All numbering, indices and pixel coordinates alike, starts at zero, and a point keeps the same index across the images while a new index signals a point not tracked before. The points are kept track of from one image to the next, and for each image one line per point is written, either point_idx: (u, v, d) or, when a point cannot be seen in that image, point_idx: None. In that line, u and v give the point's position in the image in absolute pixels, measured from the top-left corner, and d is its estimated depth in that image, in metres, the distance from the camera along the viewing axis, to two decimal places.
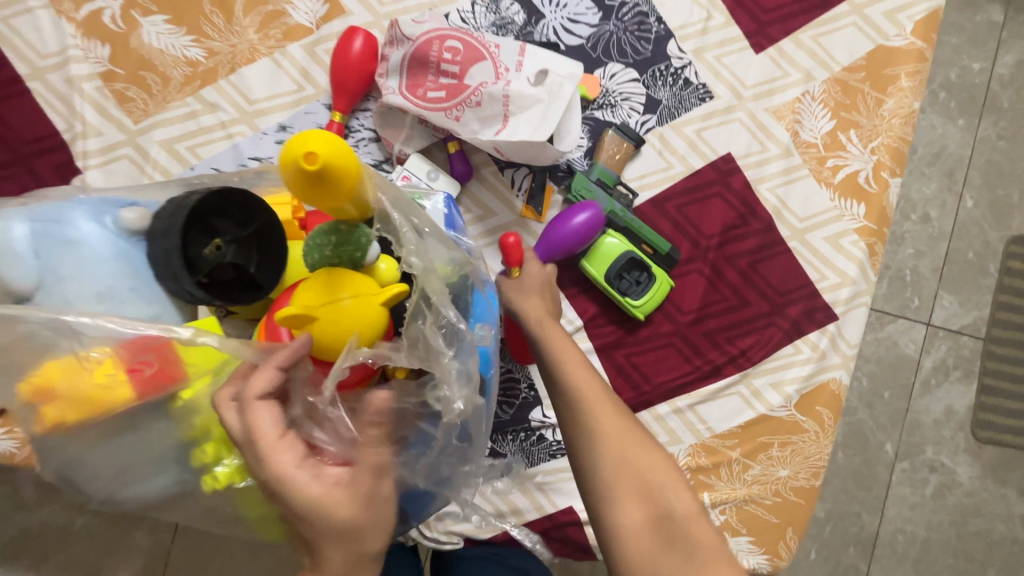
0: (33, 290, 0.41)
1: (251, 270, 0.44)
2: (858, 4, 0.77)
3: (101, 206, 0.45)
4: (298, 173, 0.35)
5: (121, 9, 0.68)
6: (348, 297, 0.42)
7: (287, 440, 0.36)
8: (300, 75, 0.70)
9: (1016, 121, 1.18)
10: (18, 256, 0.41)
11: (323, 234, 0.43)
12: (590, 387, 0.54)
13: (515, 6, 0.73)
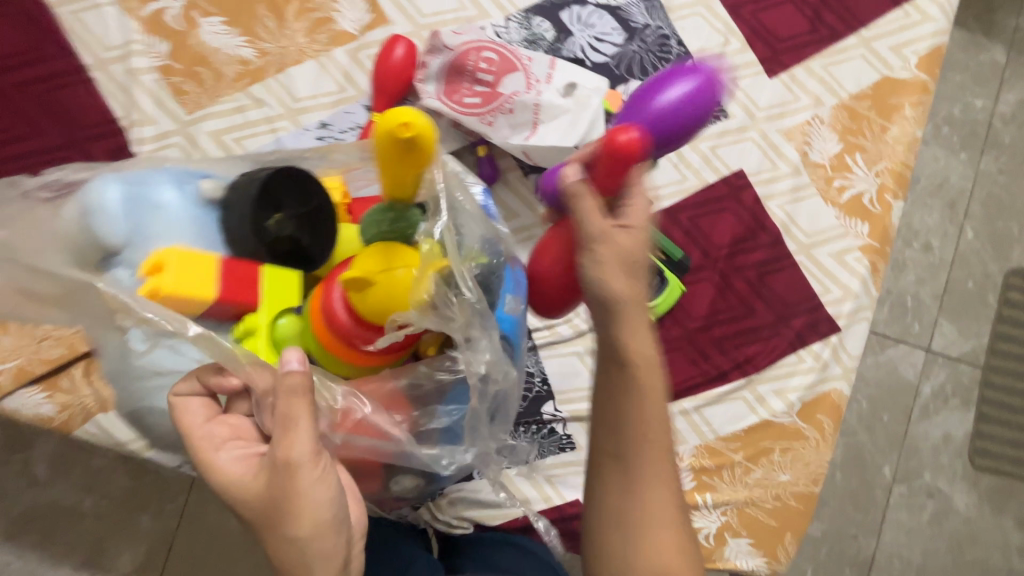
0: (123, 247, 0.46)
1: (305, 244, 0.49)
2: (866, 38, 0.82)
3: (182, 174, 0.49)
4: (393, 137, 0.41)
5: (182, 9, 0.73)
6: (402, 270, 0.45)
7: (215, 441, 0.45)
8: (342, 77, 0.75)
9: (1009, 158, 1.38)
10: (110, 216, 0.45)
11: (380, 212, 0.48)
12: (657, 480, 0.45)
13: (545, 24, 0.78)
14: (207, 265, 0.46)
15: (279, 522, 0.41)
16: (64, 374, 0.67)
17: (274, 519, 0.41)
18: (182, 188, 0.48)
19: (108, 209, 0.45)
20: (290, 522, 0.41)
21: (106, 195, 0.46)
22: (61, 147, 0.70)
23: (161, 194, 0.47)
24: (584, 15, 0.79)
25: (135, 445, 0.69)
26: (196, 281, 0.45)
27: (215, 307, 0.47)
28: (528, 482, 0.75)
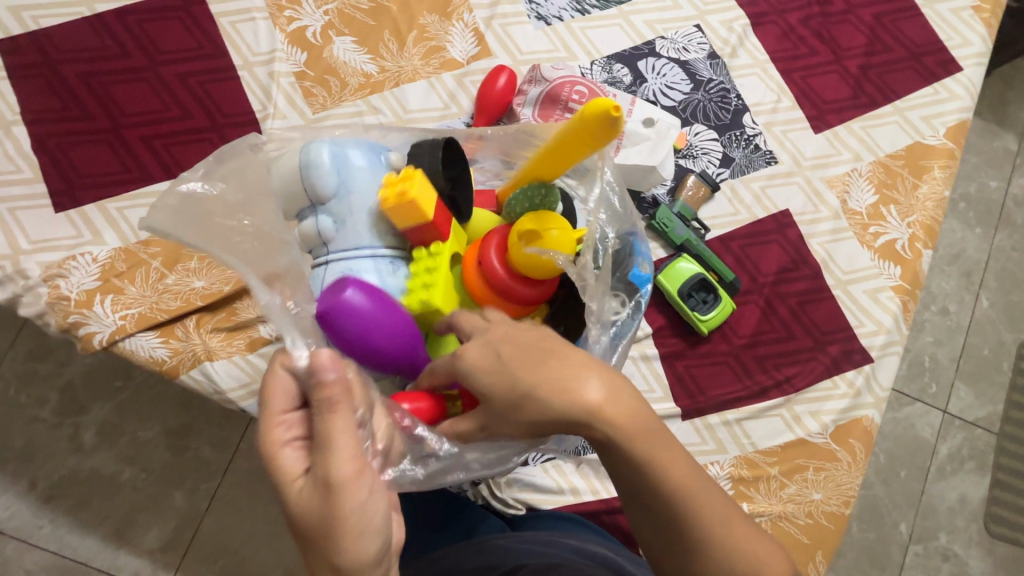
0: (333, 198, 0.56)
1: (461, 201, 0.60)
2: (900, 107, 0.94)
3: (371, 145, 0.61)
4: (594, 120, 0.53)
5: (321, 28, 0.86)
6: (555, 230, 0.57)
7: (270, 438, 0.45)
8: (448, 97, 0.87)
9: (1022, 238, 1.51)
10: (324, 171, 0.56)
11: (535, 188, 0.60)
12: (680, 477, 0.49)
13: (624, 70, 0.91)
14: (433, 194, 0.56)
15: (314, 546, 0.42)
16: (179, 323, 0.74)
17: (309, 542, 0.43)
18: (374, 155, 0.60)
19: (323, 165, 0.56)
20: (314, 551, 0.42)
21: (320, 154, 0.56)
22: (203, 130, 0.81)
23: (358, 156, 0.58)
24: (658, 66, 0.92)
25: (231, 394, 0.74)
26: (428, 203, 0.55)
27: (416, 229, 0.56)
28: (578, 474, 0.80)
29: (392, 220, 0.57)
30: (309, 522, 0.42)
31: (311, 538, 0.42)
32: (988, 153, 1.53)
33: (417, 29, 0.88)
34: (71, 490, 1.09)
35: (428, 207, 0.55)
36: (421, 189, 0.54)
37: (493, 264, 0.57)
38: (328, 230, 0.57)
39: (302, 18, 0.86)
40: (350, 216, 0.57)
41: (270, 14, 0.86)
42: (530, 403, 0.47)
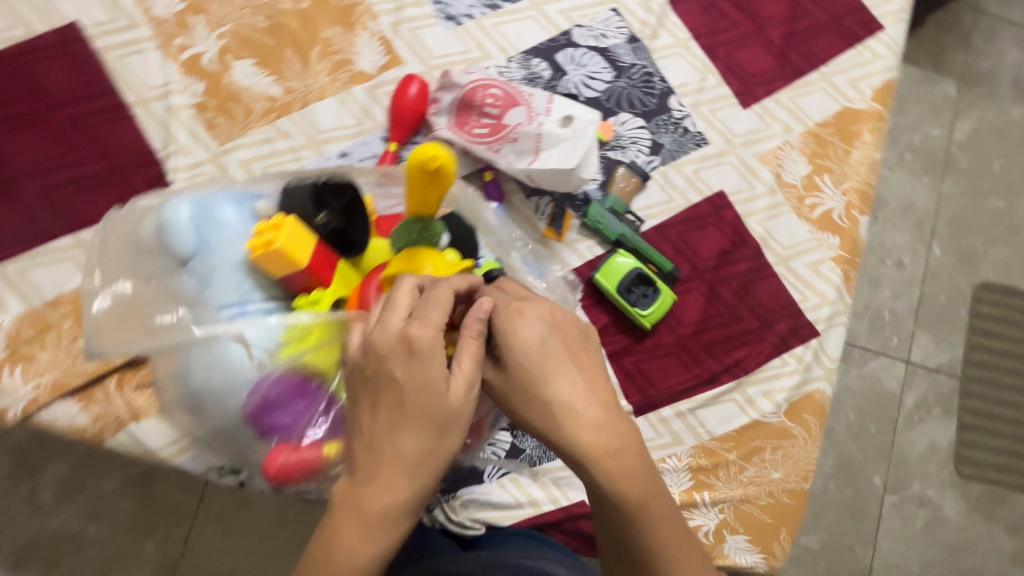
0: (192, 256, 0.54)
1: (352, 233, 0.56)
2: (826, 73, 0.92)
3: (243, 195, 0.58)
4: (423, 171, 0.54)
5: (217, 53, 0.81)
6: (430, 267, 0.54)
7: (433, 327, 0.47)
8: (361, 112, 0.83)
9: (969, 182, 1.52)
10: (181, 231, 0.54)
11: (411, 223, 0.57)
12: (667, 530, 0.49)
13: (542, 64, 0.88)
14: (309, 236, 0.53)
15: (410, 430, 0.46)
16: (99, 385, 0.71)
17: (415, 428, 0.46)
18: (242, 204, 0.56)
19: (181, 224, 0.54)
20: (416, 436, 0.46)
21: (177, 215, 0.54)
22: (103, 176, 0.77)
23: (223, 209, 0.55)
24: (577, 56, 0.89)
25: (164, 452, 0.71)
26: (300, 245, 0.52)
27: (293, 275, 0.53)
28: (535, 484, 0.79)
29: (267, 269, 0.53)
30: (425, 404, 0.46)
31: (420, 422, 0.46)
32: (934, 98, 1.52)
33: (320, 44, 0.84)
34: (36, 553, 1.05)
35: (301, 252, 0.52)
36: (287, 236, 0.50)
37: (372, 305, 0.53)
38: (194, 290, 0.55)
39: (194, 44, 0.81)
40: (213, 273, 0.54)
41: (159, 43, 0.80)
42: (550, 413, 0.49)
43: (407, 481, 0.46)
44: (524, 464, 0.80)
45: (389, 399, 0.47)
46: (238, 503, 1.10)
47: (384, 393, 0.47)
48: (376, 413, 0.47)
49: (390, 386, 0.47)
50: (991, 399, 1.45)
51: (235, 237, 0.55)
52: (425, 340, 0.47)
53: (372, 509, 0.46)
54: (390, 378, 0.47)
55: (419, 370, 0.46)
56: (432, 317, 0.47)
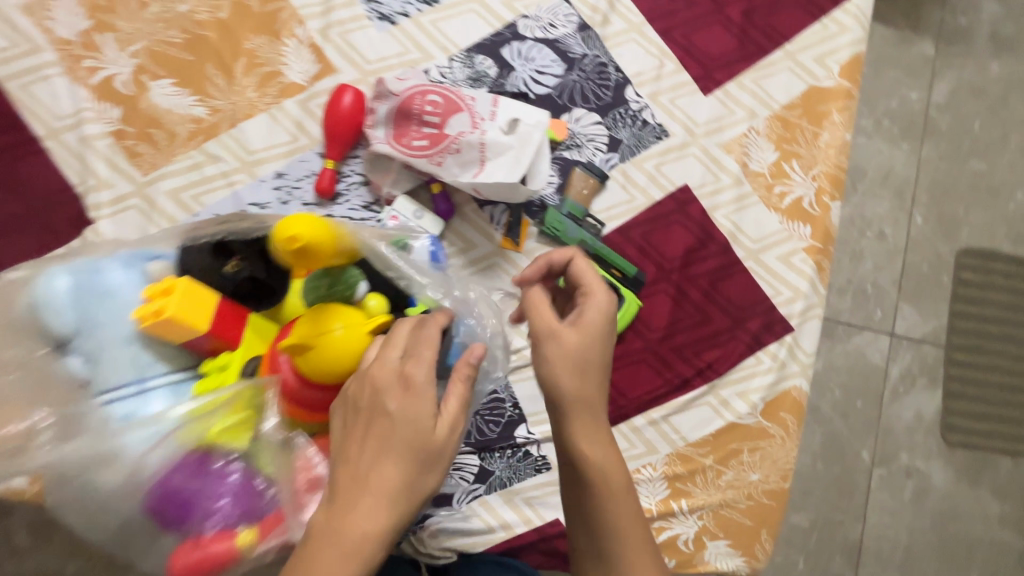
0: (73, 333, 0.51)
1: (270, 281, 0.54)
2: (790, 51, 0.87)
3: (131, 259, 0.54)
4: (290, 251, 0.50)
5: (131, 74, 0.75)
6: (339, 328, 0.49)
7: (428, 365, 0.46)
8: (294, 127, 0.77)
9: (954, 142, 1.31)
10: (59, 309, 0.51)
11: (315, 278, 0.52)
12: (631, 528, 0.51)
13: (487, 61, 0.82)
14: (206, 298, 0.51)
15: (393, 462, 0.44)
16: None
17: (398, 461, 0.44)
18: (129, 268, 0.53)
19: (57, 301, 0.51)
20: (396, 465, 0.44)
21: (53, 290, 0.52)
22: (19, 218, 0.71)
23: (108, 279, 0.53)
24: (524, 49, 0.83)
25: None
26: (192, 311, 0.50)
27: (194, 339, 0.52)
28: (508, 506, 0.77)
29: (170, 335, 0.52)
30: (412, 438, 0.44)
31: (405, 455, 0.44)
32: (921, 41, 1.31)
33: (244, 56, 0.77)
34: None
35: (198, 316, 0.50)
36: (175, 302, 0.50)
37: (280, 368, 0.51)
38: (81, 369, 0.52)
39: (105, 66, 0.75)
40: (103, 350, 0.51)
41: (66, 68, 0.74)
42: (581, 387, 0.53)
43: (384, 516, 0.43)
44: (493, 487, 0.76)
45: (379, 429, 0.44)
46: None
47: (374, 423, 0.45)
48: (363, 443, 0.45)
49: (380, 417, 0.45)
50: (976, 376, 1.27)
51: (121, 308, 0.52)
52: (421, 373, 0.45)
53: (345, 547, 0.42)
54: (382, 410, 0.45)
55: (413, 401, 0.45)
56: (424, 354, 0.46)
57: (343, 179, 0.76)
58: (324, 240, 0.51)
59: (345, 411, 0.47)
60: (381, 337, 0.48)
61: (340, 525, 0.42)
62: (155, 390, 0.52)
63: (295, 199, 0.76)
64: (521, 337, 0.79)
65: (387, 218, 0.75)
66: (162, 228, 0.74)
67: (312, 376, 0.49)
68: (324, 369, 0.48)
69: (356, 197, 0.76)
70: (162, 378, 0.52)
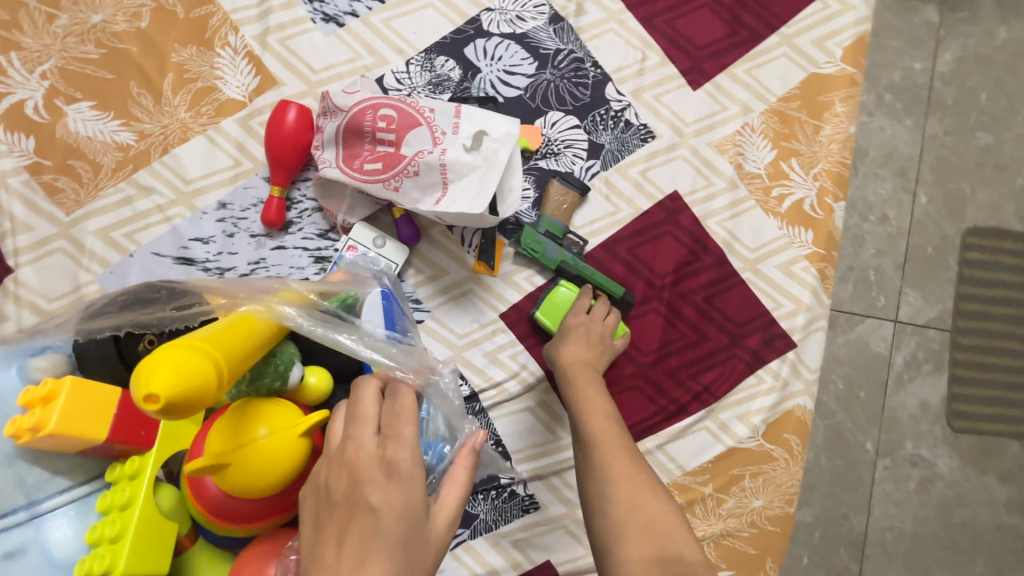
0: None
1: None
2: (787, 35, 0.78)
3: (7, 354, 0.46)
4: (161, 416, 0.33)
5: (43, 98, 0.66)
6: (265, 432, 0.40)
7: (414, 445, 0.39)
8: (235, 149, 0.69)
9: (963, 115, 1.20)
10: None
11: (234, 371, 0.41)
12: (607, 434, 0.59)
13: (449, 63, 0.73)
14: (104, 398, 0.45)
15: (378, 564, 0.33)
16: None
17: (385, 564, 0.34)
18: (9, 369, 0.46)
19: None
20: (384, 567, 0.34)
21: None
22: None
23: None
24: (491, 47, 0.74)
25: None
26: (88, 420, 0.43)
27: (95, 447, 0.45)
28: (494, 550, 0.71)
29: (64, 447, 0.44)
30: (400, 530, 0.36)
31: (391, 559, 0.34)
32: (926, 7, 1.20)
33: (172, 70, 0.69)
34: None
35: (93, 422, 0.44)
36: (64, 409, 0.43)
37: (207, 491, 0.41)
38: None
39: (13, 91, 0.66)
40: None
41: None
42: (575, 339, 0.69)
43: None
44: (478, 532, 0.71)
45: (360, 526, 0.35)
46: None
47: (353, 519, 0.35)
48: (339, 545, 0.34)
49: (362, 511, 0.36)
50: (993, 366, 1.17)
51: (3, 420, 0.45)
52: (406, 455, 0.38)
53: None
54: (364, 506, 0.36)
55: (401, 487, 0.37)
56: (405, 433, 0.39)
57: (294, 206, 0.69)
58: (203, 376, 0.34)
59: (315, 508, 0.37)
60: (343, 410, 0.41)
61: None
62: (49, 516, 0.44)
63: (241, 231, 0.68)
64: (501, 369, 0.72)
65: (344, 248, 0.67)
66: (92, 272, 0.66)
67: (241, 491, 0.40)
68: (253, 482, 0.40)
69: (310, 225, 0.69)
70: (59, 498, 0.45)
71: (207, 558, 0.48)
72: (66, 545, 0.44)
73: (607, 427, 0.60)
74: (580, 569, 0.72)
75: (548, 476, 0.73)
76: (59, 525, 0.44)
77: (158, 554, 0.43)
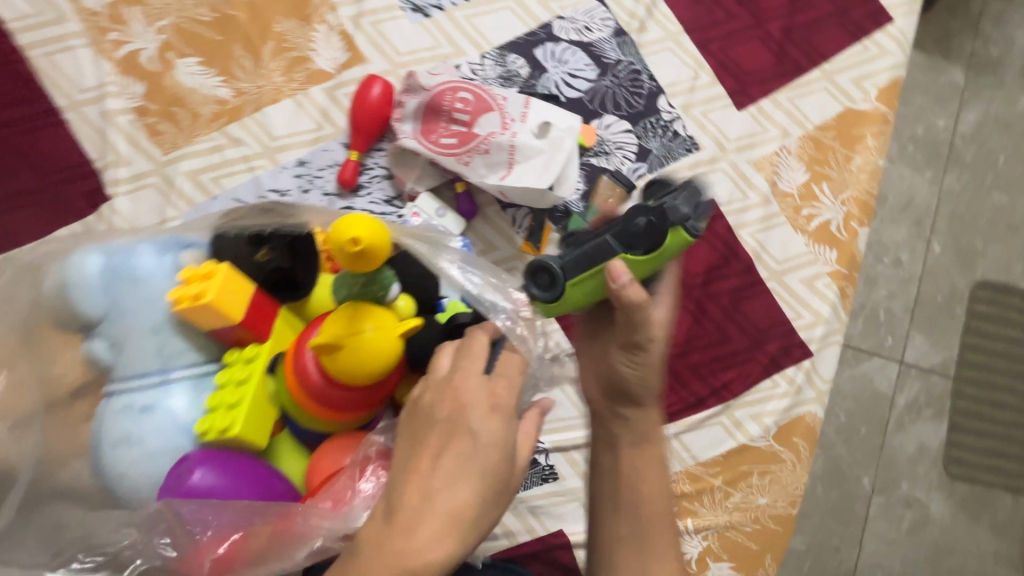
0: (100, 319, 0.48)
1: (297, 274, 0.50)
2: (828, 71, 0.85)
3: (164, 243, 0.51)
4: (349, 258, 0.44)
5: (157, 50, 0.73)
6: (371, 328, 0.45)
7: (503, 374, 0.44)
8: (320, 115, 0.76)
9: (980, 173, 1.27)
10: (89, 290, 0.48)
11: (350, 277, 0.48)
12: (651, 483, 0.57)
13: (520, 61, 0.80)
14: (241, 287, 0.48)
15: (467, 486, 0.39)
16: None
17: (472, 487, 0.40)
18: (163, 252, 0.50)
19: (87, 282, 0.48)
20: (472, 488, 0.40)
21: (83, 269, 0.48)
22: (32, 191, 0.69)
23: (139, 262, 0.49)
24: (558, 51, 0.81)
25: None
26: (228, 298, 0.47)
27: (220, 328, 0.48)
28: (512, 514, 0.76)
29: (197, 321, 0.48)
30: (490, 462, 0.41)
31: (477, 483, 0.40)
32: (953, 70, 1.28)
33: (273, 39, 0.76)
34: None
35: (236, 303, 0.47)
36: (217, 286, 0.47)
37: (309, 372, 0.46)
38: (105, 355, 0.49)
39: (131, 40, 0.73)
40: (127, 337, 0.48)
41: (90, 39, 0.72)
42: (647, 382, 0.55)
43: (444, 545, 0.38)
44: None
45: (457, 447, 0.40)
46: None
47: (452, 442, 0.41)
48: (435, 460, 0.40)
49: (462, 436, 0.41)
50: (989, 417, 1.21)
51: (151, 297, 0.49)
52: (506, 393, 0.44)
53: (401, 572, 0.37)
54: (466, 435, 0.41)
55: (499, 425, 0.42)
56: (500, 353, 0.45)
57: (366, 171, 0.75)
58: (380, 239, 0.45)
59: (417, 423, 0.43)
60: (456, 348, 0.46)
61: (398, 545, 0.37)
62: (176, 385, 0.49)
63: (316, 188, 0.74)
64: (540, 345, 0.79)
65: (408, 214, 0.72)
66: (178, 209, 0.72)
67: (342, 375, 0.46)
68: (356, 370, 0.45)
69: (378, 190, 0.75)
70: (186, 372, 0.49)
71: (288, 450, 0.52)
72: (188, 411, 0.48)
73: (654, 479, 0.58)
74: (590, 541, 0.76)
75: (569, 450, 0.78)
76: (182, 395, 0.48)
77: (262, 428, 0.48)
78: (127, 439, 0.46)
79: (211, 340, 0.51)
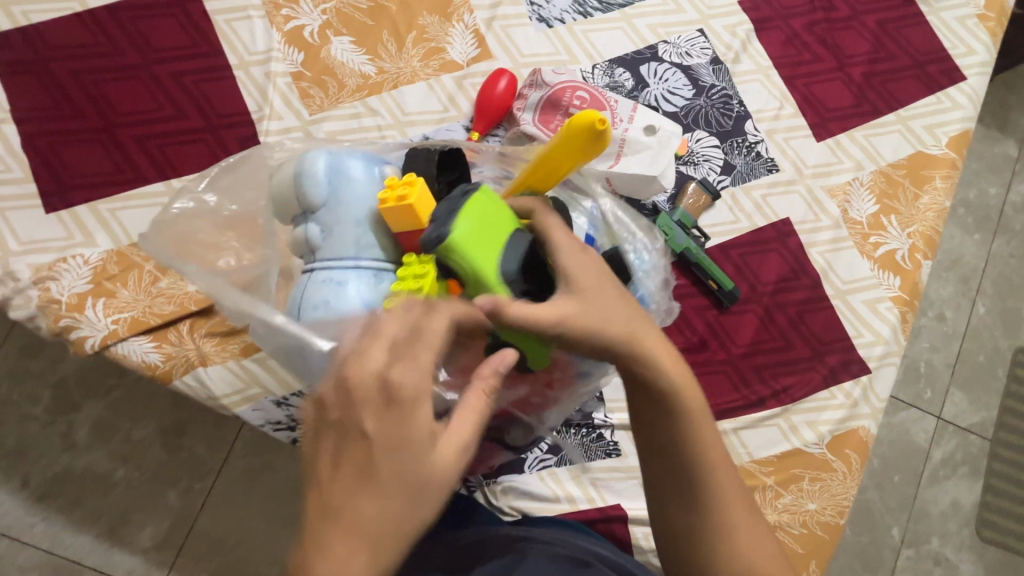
0: (320, 205, 0.57)
1: None
2: (903, 117, 0.93)
3: (371, 157, 0.61)
4: (584, 147, 0.54)
5: (319, 28, 0.85)
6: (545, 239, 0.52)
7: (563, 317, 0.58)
8: (447, 99, 0.85)
9: None
10: (317, 181, 0.57)
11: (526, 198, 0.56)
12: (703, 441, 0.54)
13: (626, 74, 0.90)
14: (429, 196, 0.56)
15: (376, 498, 0.38)
16: (172, 328, 0.73)
17: (372, 494, 0.38)
18: (370, 166, 0.59)
19: (318, 175, 0.57)
20: (370, 494, 0.38)
21: (314, 164, 0.58)
22: (196, 130, 0.80)
23: (354, 168, 0.58)
24: (661, 71, 0.91)
25: (225, 400, 0.74)
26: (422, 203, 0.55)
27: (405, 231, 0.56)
28: (574, 482, 0.80)
29: (388, 222, 0.56)
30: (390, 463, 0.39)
31: (379, 485, 0.38)
32: (1007, 142, 1.35)
33: (416, 30, 0.87)
34: (62, 488, 1.02)
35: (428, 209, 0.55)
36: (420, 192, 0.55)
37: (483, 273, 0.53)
38: (314, 237, 0.58)
39: (299, 17, 0.85)
40: (336, 225, 0.57)
41: (266, 12, 0.84)
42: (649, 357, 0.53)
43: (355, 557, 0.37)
44: (565, 461, 0.81)
45: (355, 447, 0.39)
46: (265, 466, 1.05)
47: (348, 446, 0.39)
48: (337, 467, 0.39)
49: (358, 441, 0.39)
50: None
51: (361, 196, 0.58)
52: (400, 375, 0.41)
53: None
54: (380, 384, 0.40)
55: (412, 427, 0.40)
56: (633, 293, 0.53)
57: None
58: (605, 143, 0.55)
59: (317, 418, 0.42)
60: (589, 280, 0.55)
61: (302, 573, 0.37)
62: (366, 271, 0.57)
63: None
64: None
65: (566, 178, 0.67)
66: None
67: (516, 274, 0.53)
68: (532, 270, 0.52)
69: None
70: (373, 262, 0.57)
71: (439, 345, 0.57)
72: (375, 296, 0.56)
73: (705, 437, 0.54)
74: (642, 519, 0.79)
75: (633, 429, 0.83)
76: (371, 280, 0.56)
77: None
78: (326, 305, 0.55)
79: (392, 244, 0.58)
